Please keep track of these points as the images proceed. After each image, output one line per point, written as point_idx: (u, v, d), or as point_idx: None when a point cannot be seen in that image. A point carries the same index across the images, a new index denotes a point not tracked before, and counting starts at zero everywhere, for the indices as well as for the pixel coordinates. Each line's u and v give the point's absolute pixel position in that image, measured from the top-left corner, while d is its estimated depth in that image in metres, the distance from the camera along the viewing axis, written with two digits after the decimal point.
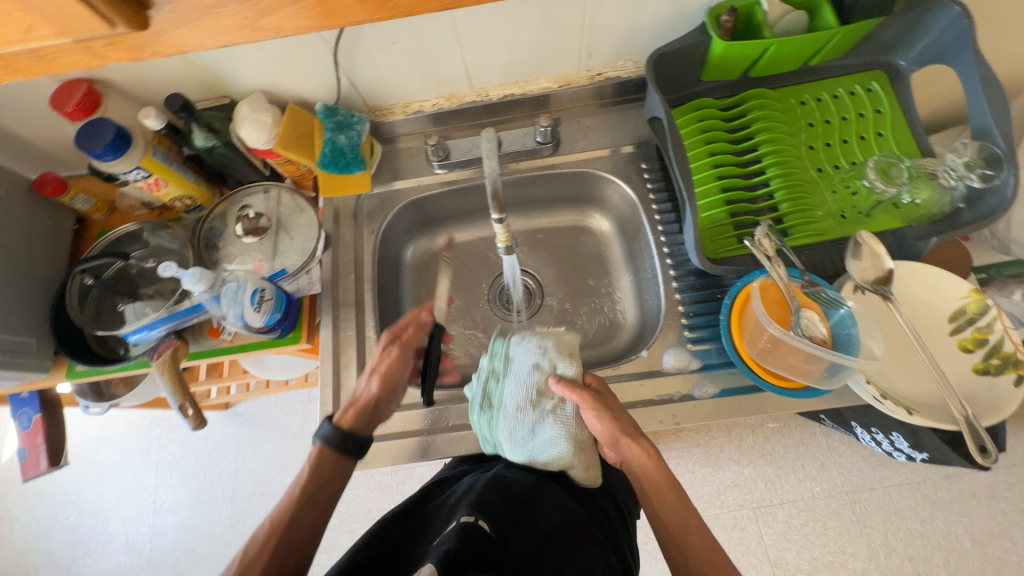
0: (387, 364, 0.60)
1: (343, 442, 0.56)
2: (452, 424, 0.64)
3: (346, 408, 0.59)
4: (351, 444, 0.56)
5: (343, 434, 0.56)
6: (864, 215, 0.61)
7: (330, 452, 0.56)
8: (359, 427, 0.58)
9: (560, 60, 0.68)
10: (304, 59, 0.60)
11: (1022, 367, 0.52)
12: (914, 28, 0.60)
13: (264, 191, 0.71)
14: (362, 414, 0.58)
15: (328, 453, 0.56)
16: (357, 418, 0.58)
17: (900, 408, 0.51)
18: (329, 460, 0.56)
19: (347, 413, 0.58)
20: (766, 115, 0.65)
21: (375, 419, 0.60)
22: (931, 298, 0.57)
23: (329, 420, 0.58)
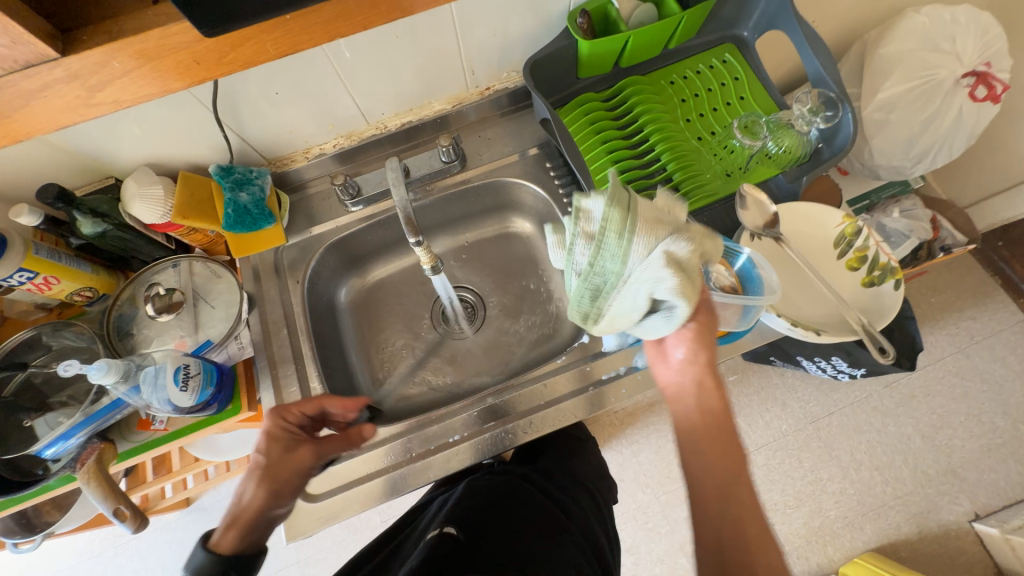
0: (281, 474, 0.54)
1: (225, 573, 0.48)
2: (415, 453, 0.64)
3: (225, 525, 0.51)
4: (236, 571, 0.49)
5: (223, 560, 0.49)
6: (744, 170, 0.68)
7: None
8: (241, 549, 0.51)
9: (447, 81, 0.70)
10: (186, 124, 0.59)
11: (898, 273, 0.59)
12: (745, 2, 0.68)
13: (174, 265, 0.68)
14: (248, 536, 0.51)
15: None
16: (239, 541, 0.51)
17: (810, 332, 0.57)
18: None
19: (245, 531, 0.51)
20: (643, 98, 0.70)
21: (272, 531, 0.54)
22: (814, 231, 0.64)
23: (200, 544, 0.50)
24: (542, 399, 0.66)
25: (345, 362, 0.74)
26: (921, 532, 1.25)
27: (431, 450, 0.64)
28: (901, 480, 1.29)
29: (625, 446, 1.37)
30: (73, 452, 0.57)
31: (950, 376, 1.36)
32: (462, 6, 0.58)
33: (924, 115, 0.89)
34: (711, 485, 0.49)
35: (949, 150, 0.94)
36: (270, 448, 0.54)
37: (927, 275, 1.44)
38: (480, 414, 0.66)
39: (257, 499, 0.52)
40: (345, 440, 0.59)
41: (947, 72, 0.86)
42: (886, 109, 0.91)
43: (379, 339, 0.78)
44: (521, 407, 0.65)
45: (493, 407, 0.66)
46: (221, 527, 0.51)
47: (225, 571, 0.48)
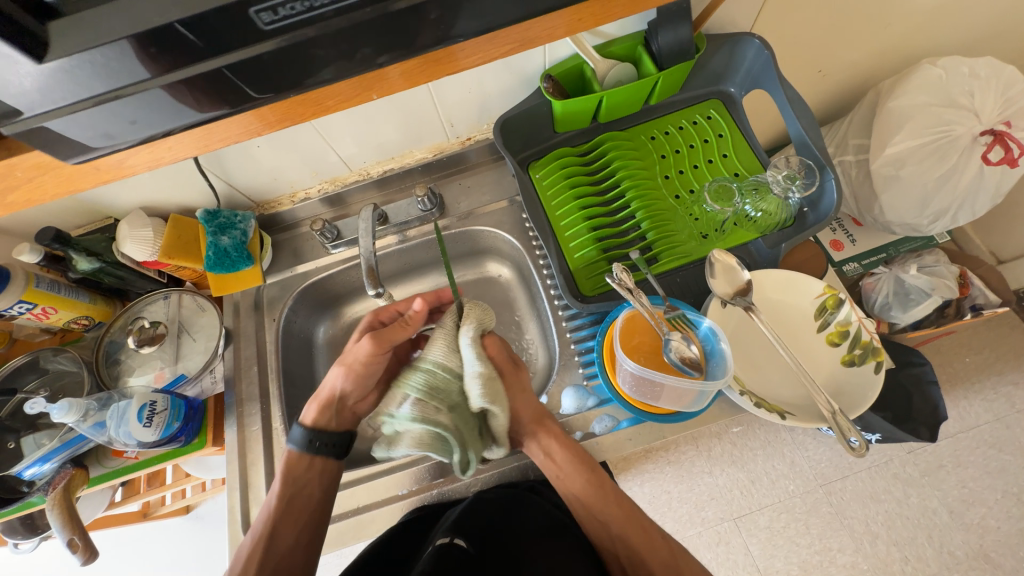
0: (354, 358, 0.63)
1: (322, 444, 0.62)
2: (362, 505, 0.66)
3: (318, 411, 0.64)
4: (318, 445, 0.62)
5: (308, 435, 0.62)
6: (720, 232, 0.66)
7: (299, 453, 0.61)
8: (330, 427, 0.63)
9: (426, 133, 0.72)
10: (176, 173, 0.63)
11: (880, 353, 0.55)
12: (729, 60, 0.67)
13: (164, 297, 0.72)
14: (331, 416, 0.63)
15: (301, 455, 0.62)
16: (328, 422, 0.63)
17: (773, 414, 0.53)
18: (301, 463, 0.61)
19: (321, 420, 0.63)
20: (621, 154, 0.69)
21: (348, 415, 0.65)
22: (792, 298, 0.60)
23: (302, 423, 0.63)
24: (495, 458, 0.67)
25: None
26: None
27: (379, 502, 0.66)
28: (923, 560, 1.17)
29: None
30: (47, 476, 0.60)
31: (984, 446, 1.23)
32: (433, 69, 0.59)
33: (939, 172, 0.83)
34: (620, 510, 0.60)
35: (971, 208, 0.88)
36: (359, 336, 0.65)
37: (961, 332, 1.32)
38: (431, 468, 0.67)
39: (335, 377, 0.63)
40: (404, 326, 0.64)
41: (964, 129, 0.80)
42: (896, 164, 0.86)
43: None
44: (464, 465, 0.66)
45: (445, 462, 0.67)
46: (314, 410, 0.64)
47: (325, 446, 0.61)
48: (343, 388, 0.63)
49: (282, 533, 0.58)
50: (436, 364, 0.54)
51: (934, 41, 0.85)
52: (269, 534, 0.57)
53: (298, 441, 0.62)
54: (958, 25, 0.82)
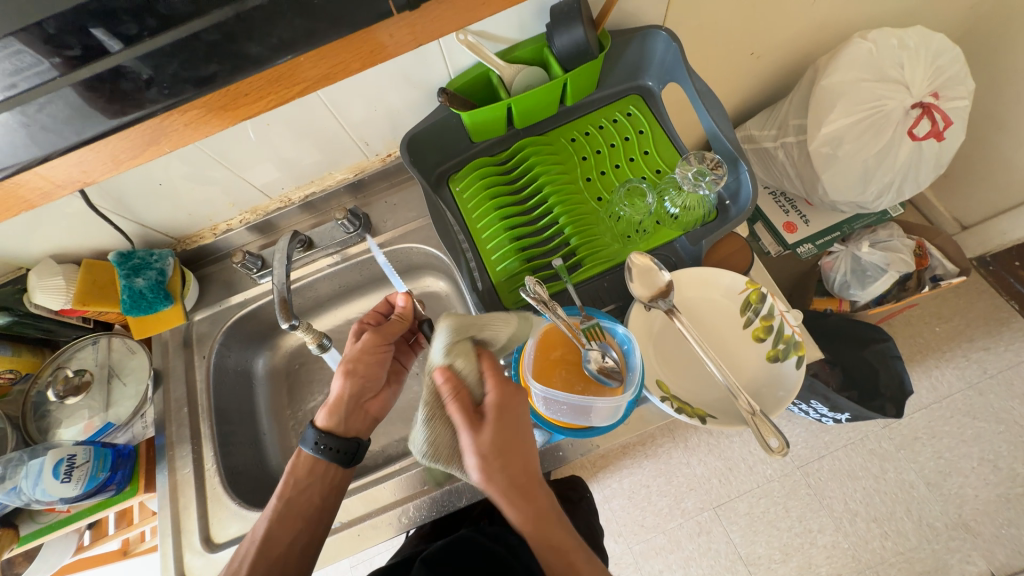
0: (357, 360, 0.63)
1: (332, 446, 0.59)
2: None
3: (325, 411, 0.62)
4: (334, 446, 0.59)
5: (324, 434, 0.59)
6: (643, 232, 0.64)
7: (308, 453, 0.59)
8: (343, 428, 0.61)
9: (342, 155, 0.70)
10: (76, 218, 0.61)
11: (801, 348, 0.53)
12: (640, 54, 0.65)
13: (93, 342, 0.71)
14: (339, 414, 0.61)
15: (308, 458, 0.59)
16: (338, 420, 0.61)
17: (693, 419, 0.52)
18: (306, 464, 0.59)
19: (333, 418, 0.60)
20: (540, 159, 0.67)
21: (360, 414, 0.63)
22: (716, 297, 0.59)
23: (313, 425, 0.61)
24: (425, 483, 0.65)
25: (255, 431, 0.74)
26: None
27: None
28: (903, 535, 1.16)
29: (596, 491, 1.30)
30: None
31: (959, 415, 1.22)
32: (327, 91, 0.58)
33: (875, 147, 0.82)
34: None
35: (914, 180, 0.86)
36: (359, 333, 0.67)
37: (929, 302, 1.31)
38: (360, 500, 0.66)
39: (341, 378, 0.62)
40: (401, 322, 0.66)
41: (896, 103, 0.79)
42: (834, 142, 0.83)
43: (295, 407, 0.79)
44: (392, 493, 0.65)
45: (373, 493, 0.65)
46: (322, 411, 0.62)
47: (329, 450, 0.58)
48: (349, 386, 0.62)
49: (279, 534, 0.54)
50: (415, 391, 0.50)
51: (863, 15, 0.83)
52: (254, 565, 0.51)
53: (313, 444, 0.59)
54: None
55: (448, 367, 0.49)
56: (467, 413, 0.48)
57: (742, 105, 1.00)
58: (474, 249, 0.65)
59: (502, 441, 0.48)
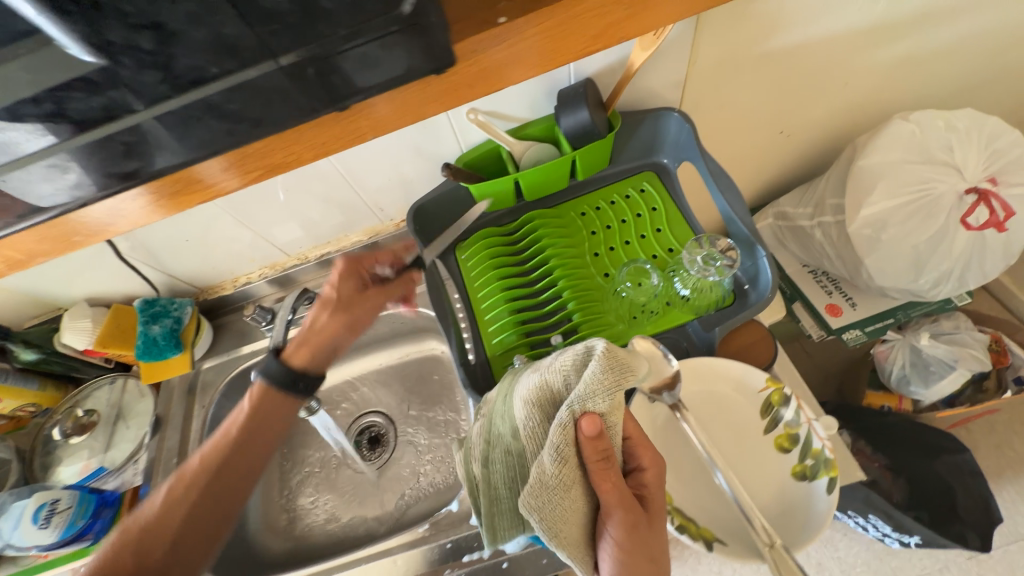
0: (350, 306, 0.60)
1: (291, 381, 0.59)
2: None
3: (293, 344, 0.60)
4: (303, 385, 0.59)
5: (291, 372, 0.58)
6: (652, 313, 0.60)
7: (276, 388, 0.58)
8: (309, 367, 0.60)
9: (357, 219, 0.73)
10: (111, 267, 0.66)
11: (834, 468, 0.46)
12: (654, 133, 0.64)
13: (110, 381, 0.75)
14: (311, 358, 0.60)
15: (275, 392, 0.58)
16: (307, 359, 0.60)
17: (697, 542, 0.45)
18: (272, 399, 0.58)
19: (297, 347, 0.59)
20: (548, 231, 0.66)
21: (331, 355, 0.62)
22: (732, 393, 0.51)
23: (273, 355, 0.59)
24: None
25: None
26: None
27: None
28: None
29: None
30: None
31: None
32: (344, 163, 0.61)
33: (927, 233, 0.74)
34: None
35: (979, 270, 0.76)
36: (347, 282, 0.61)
37: (1015, 406, 1.12)
38: None
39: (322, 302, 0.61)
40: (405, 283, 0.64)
41: (946, 187, 0.72)
42: (877, 225, 0.76)
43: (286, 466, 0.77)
44: None
45: None
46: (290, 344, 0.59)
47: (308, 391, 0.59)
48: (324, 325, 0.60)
49: (228, 464, 0.55)
50: (549, 441, 0.37)
51: (902, 97, 0.79)
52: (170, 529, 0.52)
53: (272, 377, 0.59)
54: (925, 80, 0.77)
55: (601, 417, 0.38)
56: (619, 492, 0.41)
57: (775, 181, 0.96)
58: (473, 320, 0.64)
59: (640, 550, 0.41)
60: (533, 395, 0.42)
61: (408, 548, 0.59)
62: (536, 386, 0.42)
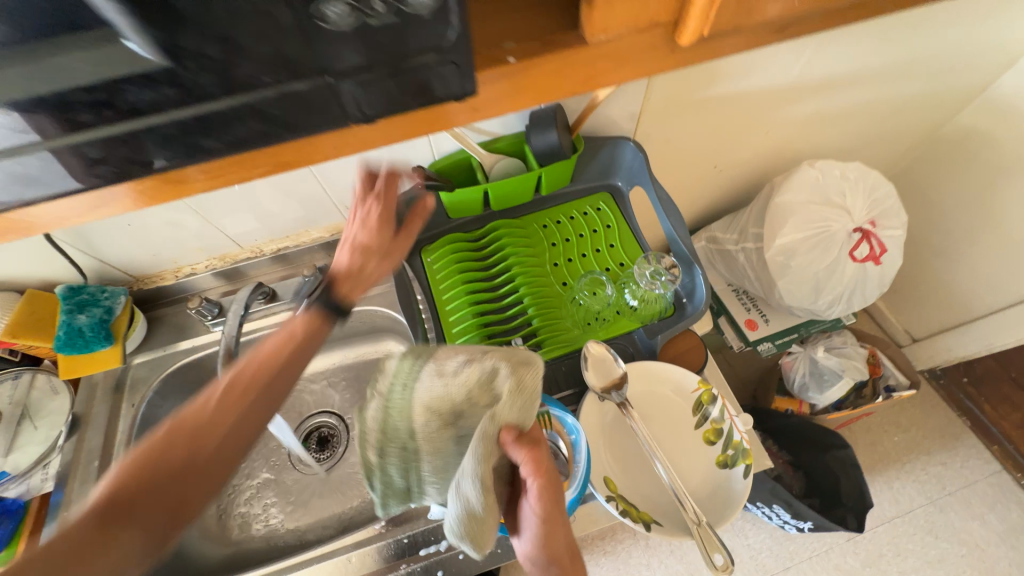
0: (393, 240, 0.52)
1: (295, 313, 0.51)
2: None
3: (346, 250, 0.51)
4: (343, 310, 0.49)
5: (334, 300, 0.48)
6: (604, 320, 0.66)
7: (313, 320, 0.47)
8: (345, 298, 0.49)
9: (320, 214, 0.72)
10: (32, 251, 0.60)
11: (749, 456, 0.54)
12: (611, 157, 0.71)
13: (13, 376, 0.65)
14: (344, 281, 0.50)
15: (310, 331, 0.46)
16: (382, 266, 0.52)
17: (637, 523, 0.50)
18: (302, 342, 0.45)
19: (341, 282, 0.49)
20: (511, 240, 0.70)
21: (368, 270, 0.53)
22: (669, 393, 0.59)
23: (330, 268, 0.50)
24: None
25: None
26: None
27: None
28: None
29: None
30: None
31: (920, 533, 1.19)
32: None
33: (824, 263, 0.88)
34: None
35: (863, 295, 0.92)
36: (367, 204, 0.52)
37: (886, 409, 1.34)
38: None
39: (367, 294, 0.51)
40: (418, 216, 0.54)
41: (839, 226, 0.87)
42: (787, 253, 0.90)
43: None
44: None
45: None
46: (342, 251, 0.51)
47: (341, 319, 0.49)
48: (369, 267, 0.51)
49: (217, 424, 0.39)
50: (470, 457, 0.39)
51: (812, 145, 0.94)
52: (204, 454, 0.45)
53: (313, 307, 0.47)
54: (829, 133, 0.92)
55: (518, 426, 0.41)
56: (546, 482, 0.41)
57: (710, 208, 1.08)
58: (436, 321, 0.67)
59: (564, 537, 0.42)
60: (428, 397, 0.46)
61: (362, 546, 0.60)
62: (433, 393, 0.46)
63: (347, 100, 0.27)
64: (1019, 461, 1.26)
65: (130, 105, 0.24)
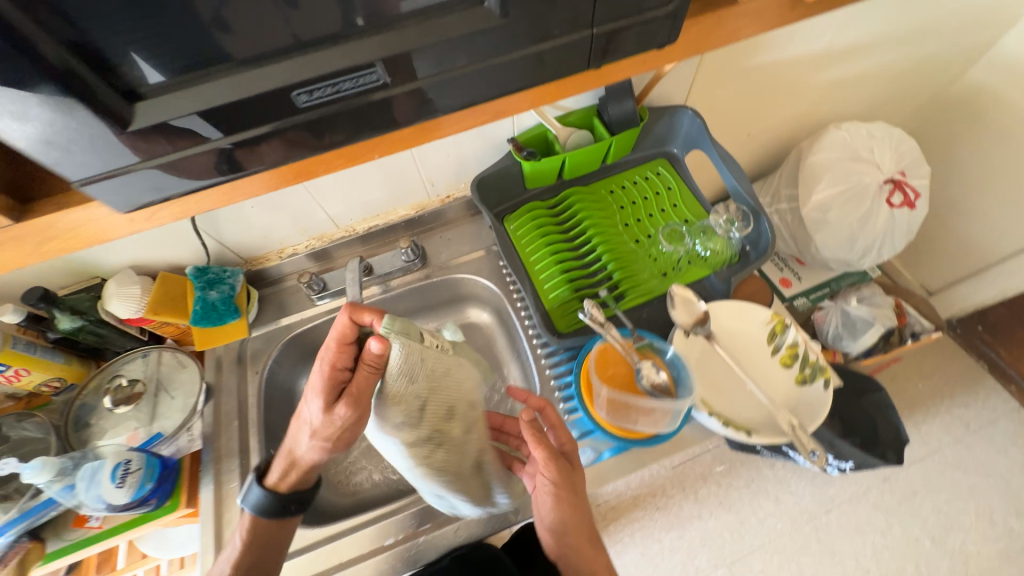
0: (333, 427, 0.53)
1: (282, 507, 0.57)
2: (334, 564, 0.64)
3: (283, 468, 0.57)
4: (296, 504, 0.58)
5: (279, 500, 0.56)
6: (677, 269, 0.74)
7: (267, 516, 0.57)
8: (294, 486, 0.58)
9: (408, 192, 0.79)
10: (170, 234, 0.67)
11: (826, 371, 0.62)
12: (669, 125, 0.78)
13: (143, 355, 0.71)
14: (294, 475, 0.57)
15: (263, 517, 0.57)
16: (293, 481, 0.57)
17: (739, 432, 0.57)
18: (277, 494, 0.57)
19: (301, 467, 0.57)
20: (585, 205, 0.77)
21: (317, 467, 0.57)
22: (746, 327, 0.66)
23: (258, 483, 0.57)
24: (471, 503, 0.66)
25: None
26: None
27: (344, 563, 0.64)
28: None
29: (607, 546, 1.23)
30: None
31: (951, 469, 1.26)
32: None
33: (858, 214, 0.96)
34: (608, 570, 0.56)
35: (892, 243, 1.00)
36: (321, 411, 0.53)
37: (910, 359, 1.42)
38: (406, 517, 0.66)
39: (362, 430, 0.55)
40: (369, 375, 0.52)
41: (870, 178, 0.95)
42: (823, 208, 0.98)
43: None
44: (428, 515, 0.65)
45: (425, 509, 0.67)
46: (278, 469, 0.57)
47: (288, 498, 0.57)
48: (340, 417, 0.52)
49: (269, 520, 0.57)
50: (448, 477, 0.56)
51: (835, 109, 1.02)
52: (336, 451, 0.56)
53: (260, 504, 0.56)
54: (851, 98, 1.00)
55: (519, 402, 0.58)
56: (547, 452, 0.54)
57: None
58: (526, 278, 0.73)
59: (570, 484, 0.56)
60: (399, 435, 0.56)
61: None
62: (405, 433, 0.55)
63: (584, 49, 0.39)
64: None
65: (440, 61, 0.35)
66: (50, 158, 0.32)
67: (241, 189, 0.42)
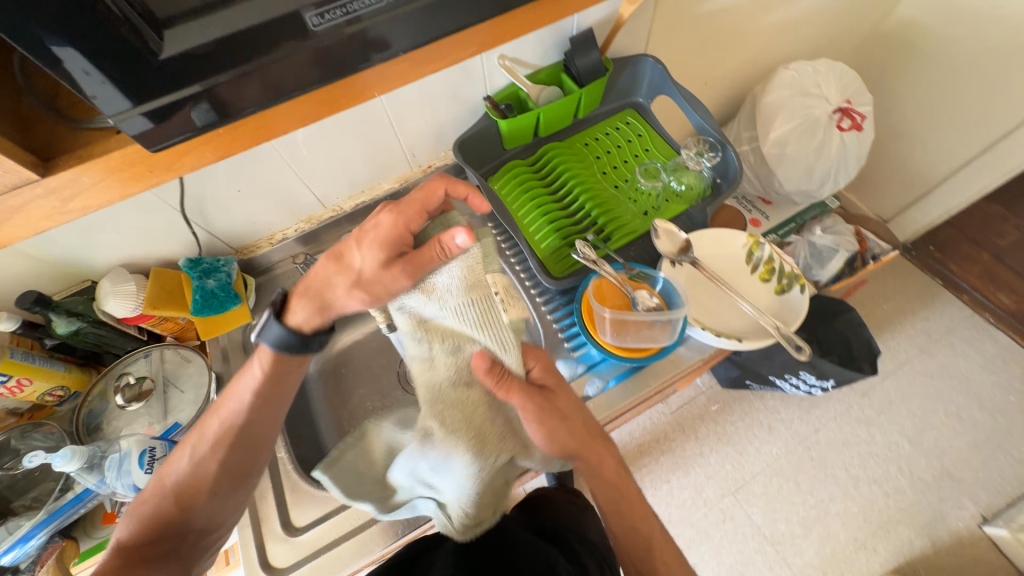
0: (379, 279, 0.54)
1: (304, 345, 0.56)
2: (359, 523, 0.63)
3: (310, 310, 0.56)
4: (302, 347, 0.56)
5: (294, 341, 0.55)
6: (656, 208, 0.78)
7: (280, 351, 0.55)
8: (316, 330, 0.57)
9: (391, 165, 0.80)
10: (159, 228, 0.67)
11: (801, 278, 0.71)
12: (633, 74, 0.82)
13: (144, 354, 0.70)
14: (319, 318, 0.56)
15: (282, 354, 0.56)
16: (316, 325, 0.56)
17: (733, 340, 0.67)
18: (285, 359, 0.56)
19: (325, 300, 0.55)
20: (564, 158, 0.80)
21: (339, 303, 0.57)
22: (727, 252, 0.75)
23: (278, 321, 0.55)
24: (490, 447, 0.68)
25: (312, 428, 0.76)
26: (935, 545, 1.18)
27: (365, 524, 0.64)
28: (902, 492, 1.24)
29: None
30: (33, 554, 0.57)
31: (921, 377, 1.37)
32: (395, 104, 0.69)
33: (813, 145, 1.03)
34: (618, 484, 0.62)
35: (846, 171, 1.08)
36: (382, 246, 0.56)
37: (875, 283, 1.52)
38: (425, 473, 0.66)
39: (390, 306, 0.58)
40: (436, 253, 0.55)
41: (820, 110, 1.02)
42: (781, 144, 1.05)
43: (349, 407, 0.80)
44: None
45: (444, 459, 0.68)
46: (306, 309, 0.55)
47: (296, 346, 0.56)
48: (391, 273, 0.54)
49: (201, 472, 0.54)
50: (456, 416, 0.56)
51: (783, 51, 1.09)
52: (220, 461, 0.54)
53: (279, 342, 0.55)
54: (795, 38, 1.06)
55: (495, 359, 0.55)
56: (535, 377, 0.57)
57: None
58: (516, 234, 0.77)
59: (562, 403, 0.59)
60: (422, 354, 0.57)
61: None
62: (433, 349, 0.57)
63: None
64: (987, 304, 1.45)
65: None
66: (94, 84, 0.36)
67: (255, 121, 0.47)
